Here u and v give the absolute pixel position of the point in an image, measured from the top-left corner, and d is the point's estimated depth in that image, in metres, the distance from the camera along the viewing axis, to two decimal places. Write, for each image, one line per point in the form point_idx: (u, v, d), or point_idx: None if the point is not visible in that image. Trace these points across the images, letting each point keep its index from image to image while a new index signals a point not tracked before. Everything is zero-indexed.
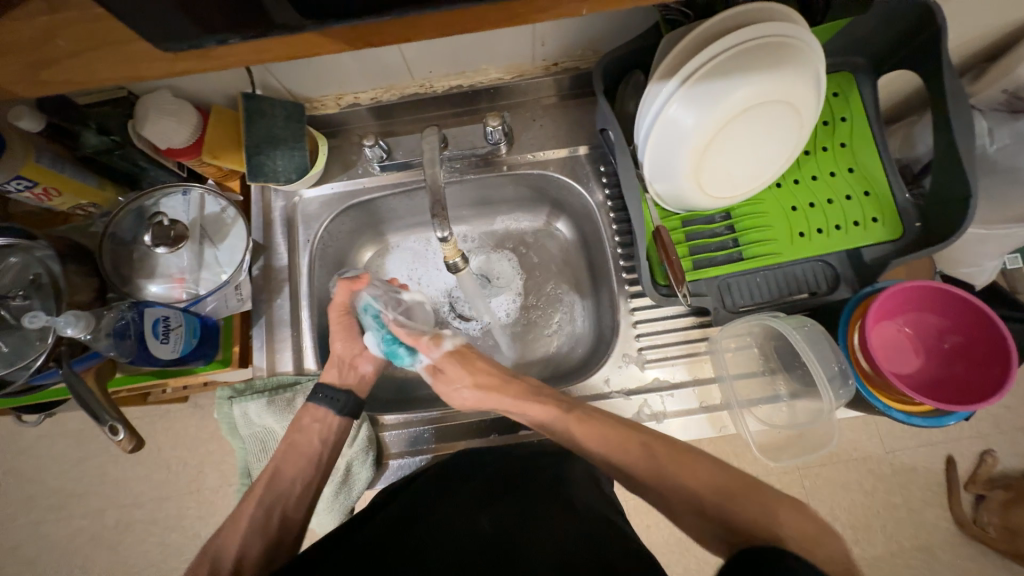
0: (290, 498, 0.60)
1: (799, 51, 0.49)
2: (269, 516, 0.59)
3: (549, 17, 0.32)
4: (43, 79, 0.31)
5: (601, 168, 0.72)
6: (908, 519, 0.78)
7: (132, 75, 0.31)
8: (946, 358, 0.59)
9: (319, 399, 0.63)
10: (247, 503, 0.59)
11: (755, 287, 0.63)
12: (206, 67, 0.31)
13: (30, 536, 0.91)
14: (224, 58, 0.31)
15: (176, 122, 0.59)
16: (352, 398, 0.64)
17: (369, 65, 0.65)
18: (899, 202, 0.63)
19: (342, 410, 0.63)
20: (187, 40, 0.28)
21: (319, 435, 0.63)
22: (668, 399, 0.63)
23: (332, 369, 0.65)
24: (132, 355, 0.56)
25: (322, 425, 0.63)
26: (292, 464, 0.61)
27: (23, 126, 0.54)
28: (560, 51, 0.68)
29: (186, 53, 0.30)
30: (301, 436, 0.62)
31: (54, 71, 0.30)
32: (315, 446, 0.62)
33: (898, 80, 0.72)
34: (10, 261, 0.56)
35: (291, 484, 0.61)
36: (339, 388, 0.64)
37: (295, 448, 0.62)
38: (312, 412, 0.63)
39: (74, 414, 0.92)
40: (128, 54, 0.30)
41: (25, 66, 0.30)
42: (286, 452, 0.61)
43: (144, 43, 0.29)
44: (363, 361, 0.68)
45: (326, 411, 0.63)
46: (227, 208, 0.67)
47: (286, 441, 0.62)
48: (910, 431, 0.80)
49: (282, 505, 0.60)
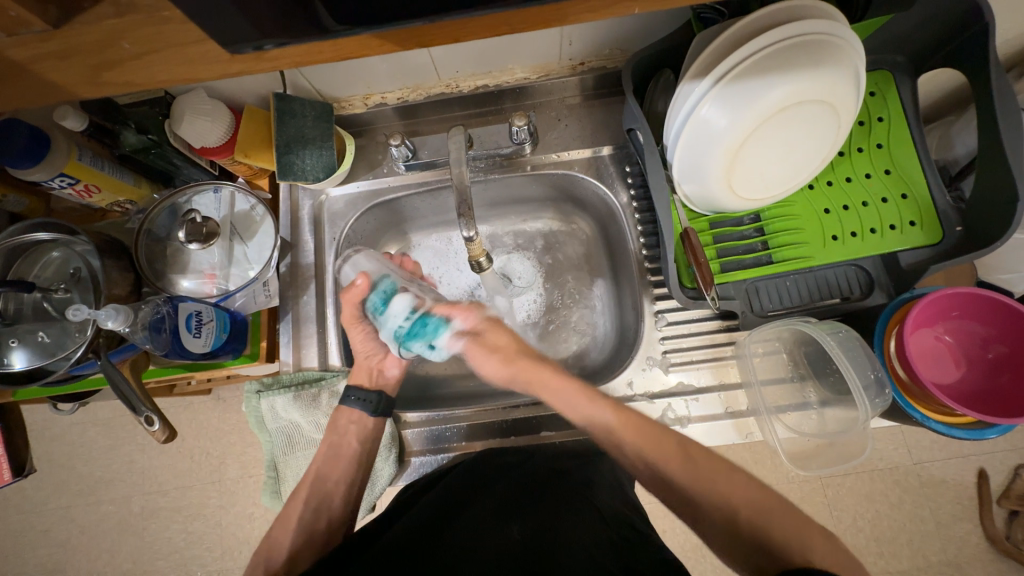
0: (334, 500, 0.63)
1: (838, 49, 0.48)
2: (316, 519, 0.62)
3: (593, 16, 0.32)
4: (104, 79, 0.32)
5: (627, 168, 0.71)
6: (936, 534, 0.76)
7: (186, 76, 0.32)
8: (991, 369, 0.57)
9: (350, 401, 0.64)
10: (294, 506, 0.62)
11: (785, 291, 0.62)
12: (257, 68, 0.32)
13: (61, 519, 0.94)
14: (272, 59, 0.31)
15: (211, 122, 0.61)
16: (381, 397, 0.64)
17: (397, 65, 0.66)
18: (939, 205, 0.60)
19: (374, 410, 0.64)
20: (241, 44, 0.29)
21: (357, 436, 0.64)
22: (692, 404, 0.62)
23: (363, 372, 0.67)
24: (167, 348, 0.57)
25: (357, 426, 0.64)
26: (332, 466, 0.63)
27: (69, 125, 0.57)
28: (587, 50, 0.67)
29: (236, 56, 0.31)
30: (341, 439, 0.64)
31: (115, 72, 0.31)
32: (354, 448, 0.64)
33: (938, 78, 0.69)
34: (54, 254, 0.59)
35: (335, 484, 0.63)
36: (368, 389, 0.65)
37: (337, 450, 0.64)
38: (348, 414, 0.64)
39: (105, 403, 0.95)
40: (185, 57, 0.31)
41: (87, 69, 0.31)
42: (327, 455, 0.64)
43: (200, 47, 0.30)
44: (389, 364, 0.69)
45: (360, 413, 0.64)
46: (256, 206, 0.68)
47: (327, 442, 0.64)
48: (939, 442, 0.77)
49: (325, 509, 0.63)
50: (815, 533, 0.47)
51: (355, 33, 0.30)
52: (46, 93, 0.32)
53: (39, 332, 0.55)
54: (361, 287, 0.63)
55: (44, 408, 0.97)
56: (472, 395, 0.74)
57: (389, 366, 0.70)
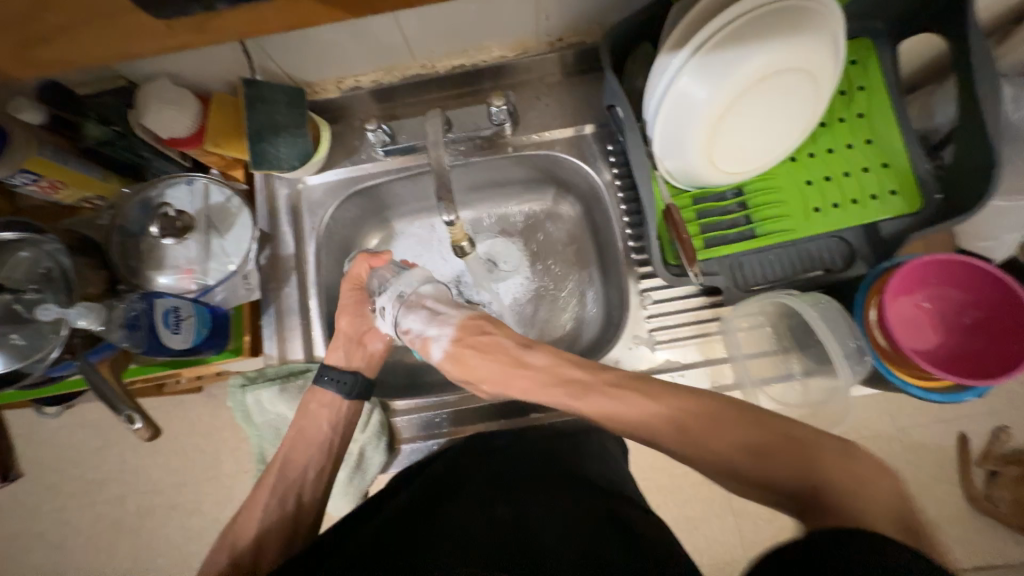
0: (305, 485, 0.62)
1: (815, 15, 0.47)
2: (283, 503, 0.61)
3: None
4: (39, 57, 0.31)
5: (609, 147, 0.70)
6: (919, 495, 0.78)
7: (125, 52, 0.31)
8: (968, 334, 0.58)
9: (324, 381, 0.64)
10: (262, 492, 0.61)
11: (768, 265, 0.62)
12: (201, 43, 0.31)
13: (55, 522, 0.93)
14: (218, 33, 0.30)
15: (177, 110, 0.58)
16: (357, 379, 0.64)
17: (369, 45, 0.64)
18: (919, 173, 0.61)
19: (349, 392, 0.63)
20: None
21: (328, 419, 0.64)
22: (679, 379, 0.63)
23: (340, 350, 0.66)
24: (144, 344, 0.56)
25: (328, 410, 0.64)
26: (302, 450, 0.63)
27: (24, 118, 0.54)
28: (565, 25, 0.66)
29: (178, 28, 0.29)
30: (310, 422, 0.63)
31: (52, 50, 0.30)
32: (330, 441, 0.63)
33: (918, 45, 0.69)
34: (21, 255, 0.56)
35: (303, 471, 0.62)
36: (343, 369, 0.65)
37: (304, 434, 0.63)
38: (320, 396, 0.64)
39: (92, 404, 0.94)
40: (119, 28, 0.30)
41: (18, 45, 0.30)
42: (296, 440, 0.63)
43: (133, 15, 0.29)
44: (371, 338, 0.68)
45: (332, 394, 0.64)
46: (232, 197, 0.66)
47: (295, 427, 0.63)
48: (921, 407, 0.79)
49: (297, 491, 0.62)
50: (831, 457, 0.44)
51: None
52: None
53: (11, 335, 0.52)
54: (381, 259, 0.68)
55: (29, 412, 0.95)
56: None
57: (375, 341, 0.69)
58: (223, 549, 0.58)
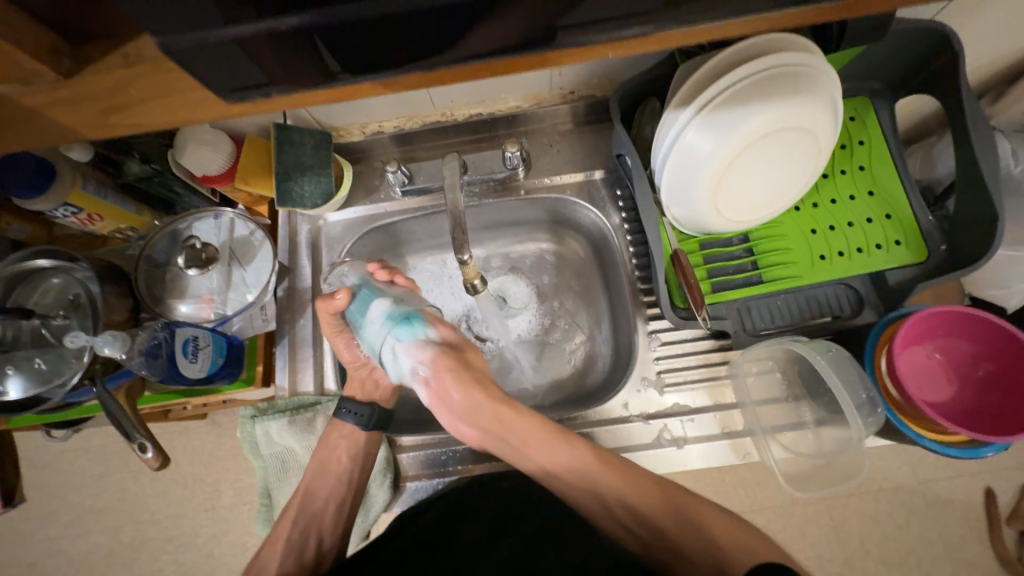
0: (326, 520, 0.64)
1: (814, 79, 0.50)
2: (305, 540, 0.62)
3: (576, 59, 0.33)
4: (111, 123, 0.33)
5: (618, 192, 0.73)
6: (945, 556, 0.74)
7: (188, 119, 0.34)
8: (982, 386, 0.57)
9: (343, 414, 0.63)
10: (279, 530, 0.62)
11: (776, 310, 0.62)
12: (256, 111, 0.33)
13: (49, 550, 0.92)
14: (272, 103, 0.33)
15: (212, 151, 0.62)
16: (375, 411, 0.64)
17: (394, 96, 0.68)
18: (923, 224, 0.62)
19: (366, 425, 0.63)
20: (242, 92, 0.31)
21: (347, 452, 0.65)
22: (688, 424, 0.62)
23: (356, 385, 0.67)
24: (163, 373, 0.58)
25: (348, 441, 0.65)
26: (322, 483, 0.64)
27: (74, 156, 0.58)
28: (576, 80, 0.70)
29: (241, 102, 0.32)
30: (331, 454, 0.64)
31: (121, 117, 0.33)
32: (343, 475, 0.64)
33: (916, 102, 0.72)
34: (54, 281, 0.60)
35: (323, 505, 0.64)
36: (360, 402, 0.64)
37: (325, 466, 0.64)
38: (340, 429, 0.65)
39: (99, 429, 0.95)
40: (185, 100, 0.32)
41: (95, 113, 0.33)
42: (317, 474, 0.63)
43: (200, 91, 0.32)
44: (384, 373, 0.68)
45: (352, 427, 0.64)
46: (255, 232, 0.69)
47: (316, 459, 0.64)
48: (943, 460, 0.76)
49: (317, 530, 0.63)
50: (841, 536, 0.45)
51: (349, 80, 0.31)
52: (49, 137, 0.34)
53: (36, 359, 0.55)
54: (337, 302, 0.61)
55: (37, 436, 0.96)
56: None
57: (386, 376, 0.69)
58: None
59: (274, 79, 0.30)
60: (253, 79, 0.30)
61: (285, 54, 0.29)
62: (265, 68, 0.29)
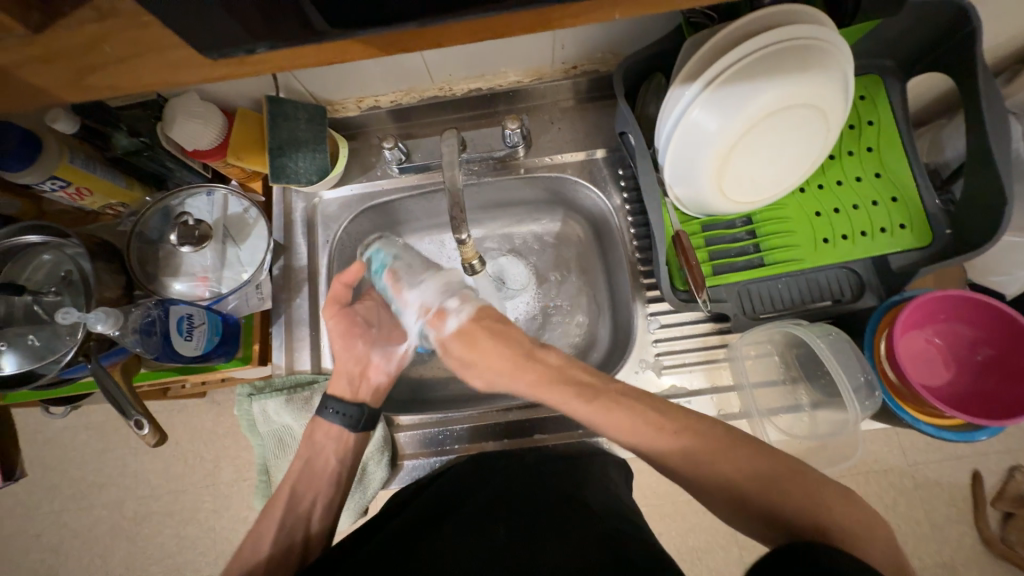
0: (314, 511, 0.63)
1: (826, 53, 0.48)
2: (293, 535, 0.61)
3: (578, 22, 0.31)
4: (87, 83, 0.32)
5: (620, 172, 0.71)
6: (931, 535, 0.76)
7: (172, 80, 0.32)
8: (980, 372, 0.57)
9: (328, 413, 0.63)
10: (266, 524, 0.61)
11: (777, 293, 0.62)
12: (241, 73, 0.32)
13: (52, 524, 0.93)
14: (258, 63, 0.31)
15: (203, 124, 0.60)
16: (363, 412, 0.63)
17: (391, 69, 0.66)
18: (929, 208, 0.61)
19: (354, 425, 0.63)
20: (226, 50, 0.29)
21: (336, 452, 0.64)
22: (685, 406, 0.62)
23: (342, 382, 0.65)
24: (157, 351, 0.57)
25: (336, 442, 0.64)
26: (315, 478, 0.63)
27: (60, 127, 0.56)
28: (580, 54, 0.68)
29: (223, 61, 0.30)
30: (317, 453, 0.64)
31: (99, 77, 0.32)
32: (332, 466, 0.64)
33: (928, 81, 0.70)
34: (45, 258, 0.59)
35: (311, 503, 0.63)
36: (347, 403, 0.63)
37: (312, 468, 0.63)
38: (326, 429, 0.64)
39: (98, 406, 0.95)
40: (165, 61, 0.31)
41: (70, 72, 0.31)
42: (303, 471, 0.63)
43: (182, 50, 0.30)
44: (374, 372, 0.68)
45: (338, 427, 0.63)
46: (249, 209, 0.68)
47: (301, 459, 0.64)
48: (934, 443, 0.77)
49: (305, 523, 0.62)
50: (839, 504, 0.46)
51: (338, 39, 0.30)
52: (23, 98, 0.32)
53: (29, 336, 0.55)
54: (350, 273, 0.67)
55: (36, 413, 0.96)
56: (467, 399, 0.74)
57: (375, 375, 0.68)
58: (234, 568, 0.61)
59: (259, 36, 0.28)
60: (235, 35, 0.28)
61: (272, 9, 0.27)
62: (248, 24, 0.28)
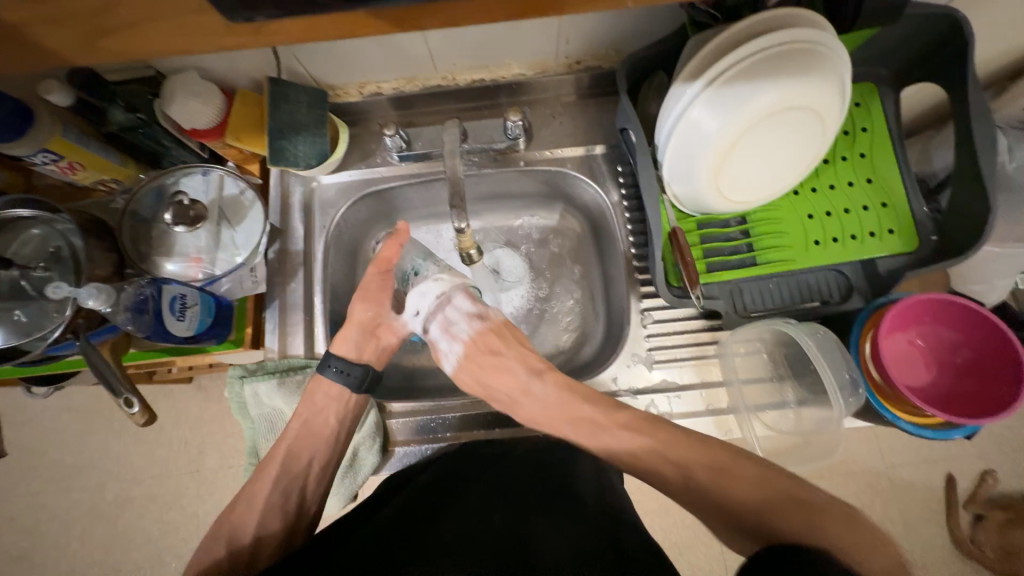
0: (309, 479, 0.62)
1: (825, 57, 0.49)
2: (287, 497, 0.61)
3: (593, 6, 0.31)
4: (99, 46, 0.31)
5: (619, 168, 0.72)
6: (904, 534, 0.78)
7: (189, 48, 0.32)
8: (959, 373, 0.59)
9: (329, 371, 0.63)
10: (261, 488, 0.60)
11: (768, 293, 0.63)
12: (257, 43, 0.31)
13: (29, 506, 0.92)
14: (274, 35, 0.31)
15: (203, 104, 0.60)
16: (366, 372, 0.64)
17: (394, 56, 0.66)
18: (916, 215, 0.63)
19: (356, 384, 0.63)
20: (244, 16, 0.29)
21: (335, 414, 0.63)
22: (675, 400, 0.64)
23: (350, 342, 0.65)
24: (149, 330, 0.57)
25: (337, 404, 0.63)
26: (306, 443, 0.62)
27: (54, 100, 0.55)
28: (584, 49, 0.68)
29: (240, 29, 0.30)
30: (316, 415, 0.62)
31: (113, 41, 0.30)
32: (331, 426, 0.63)
33: (921, 92, 0.72)
34: (33, 232, 0.58)
35: (306, 465, 0.62)
36: (351, 362, 0.64)
37: (311, 426, 0.62)
38: (327, 387, 0.63)
39: (81, 388, 0.94)
40: (183, 26, 0.30)
41: (83, 34, 0.30)
42: (301, 432, 0.62)
43: (196, 15, 0.29)
44: (386, 333, 0.67)
45: (339, 387, 0.63)
46: (245, 190, 0.67)
47: (300, 419, 0.62)
48: (911, 446, 0.80)
49: (299, 488, 0.61)
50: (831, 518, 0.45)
51: (354, 12, 0.30)
52: (34, 62, 0.31)
53: (15, 311, 0.54)
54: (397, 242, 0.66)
55: (18, 392, 0.95)
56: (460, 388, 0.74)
57: (388, 335, 0.68)
58: (221, 541, 0.58)
59: (277, 7, 0.28)
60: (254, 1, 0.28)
61: None
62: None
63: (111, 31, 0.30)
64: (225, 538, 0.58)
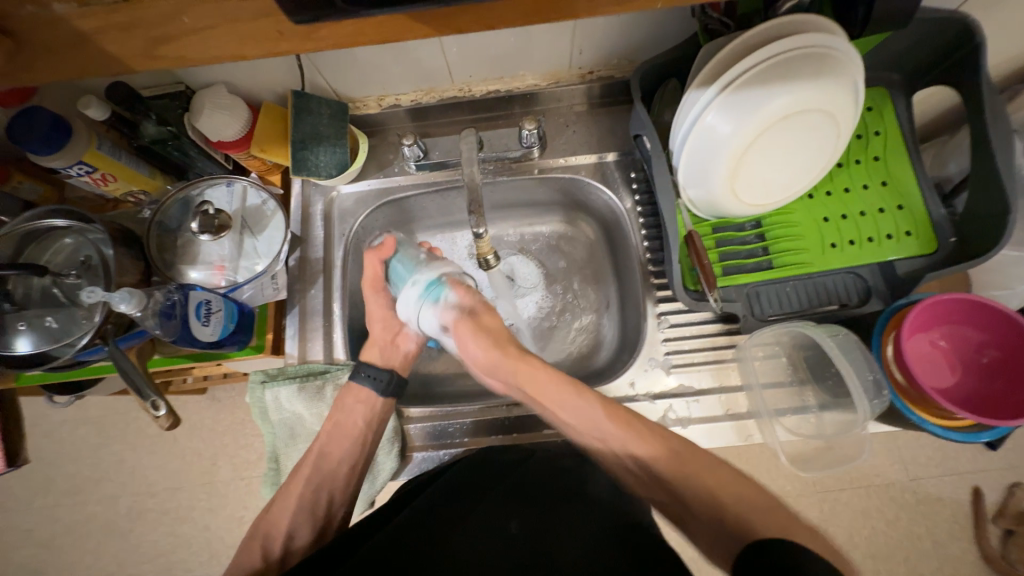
0: (338, 479, 0.63)
1: (838, 62, 0.50)
2: (317, 499, 0.62)
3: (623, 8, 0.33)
4: (158, 53, 0.33)
5: (632, 174, 0.73)
6: (932, 552, 0.76)
7: (243, 54, 0.33)
8: (985, 375, 0.58)
9: (362, 377, 0.64)
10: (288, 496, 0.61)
11: (785, 296, 0.63)
12: (306, 47, 0.33)
13: (45, 519, 0.92)
14: (321, 39, 0.32)
15: (229, 115, 0.62)
16: (393, 378, 0.66)
17: (412, 69, 0.68)
18: (933, 216, 0.63)
19: (384, 390, 0.65)
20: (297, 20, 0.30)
21: (364, 416, 0.64)
22: (693, 405, 0.63)
23: (376, 350, 0.68)
24: (175, 335, 0.57)
25: (365, 406, 0.64)
26: (337, 445, 0.63)
27: (91, 114, 0.58)
28: (596, 59, 0.70)
29: (287, 34, 0.32)
30: (346, 417, 0.64)
31: (172, 46, 0.32)
32: (360, 427, 0.63)
33: (934, 97, 0.72)
34: (66, 241, 0.61)
35: (337, 466, 0.63)
36: (380, 368, 0.66)
37: (342, 429, 0.63)
38: (356, 393, 0.64)
39: (100, 399, 0.96)
40: (236, 33, 0.32)
41: (145, 41, 0.32)
42: (333, 433, 0.63)
43: (249, 21, 0.31)
44: (405, 341, 0.70)
45: (368, 391, 0.64)
46: (268, 201, 0.69)
47: (332, 421, 0.63)
48: (935, 458, 0.78)
49: (329, 489, 0.62)
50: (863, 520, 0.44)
51: (396, 13, 0.31)
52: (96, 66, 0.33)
53: (48, 318, 0.55)
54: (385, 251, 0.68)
55: (39, 403, 0.97)
56: (473, 395, 0.74)
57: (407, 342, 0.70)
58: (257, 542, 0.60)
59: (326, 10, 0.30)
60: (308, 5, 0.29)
61: None
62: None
63: (171, 38, 0.32)
64: (261, 537, 0.60)
